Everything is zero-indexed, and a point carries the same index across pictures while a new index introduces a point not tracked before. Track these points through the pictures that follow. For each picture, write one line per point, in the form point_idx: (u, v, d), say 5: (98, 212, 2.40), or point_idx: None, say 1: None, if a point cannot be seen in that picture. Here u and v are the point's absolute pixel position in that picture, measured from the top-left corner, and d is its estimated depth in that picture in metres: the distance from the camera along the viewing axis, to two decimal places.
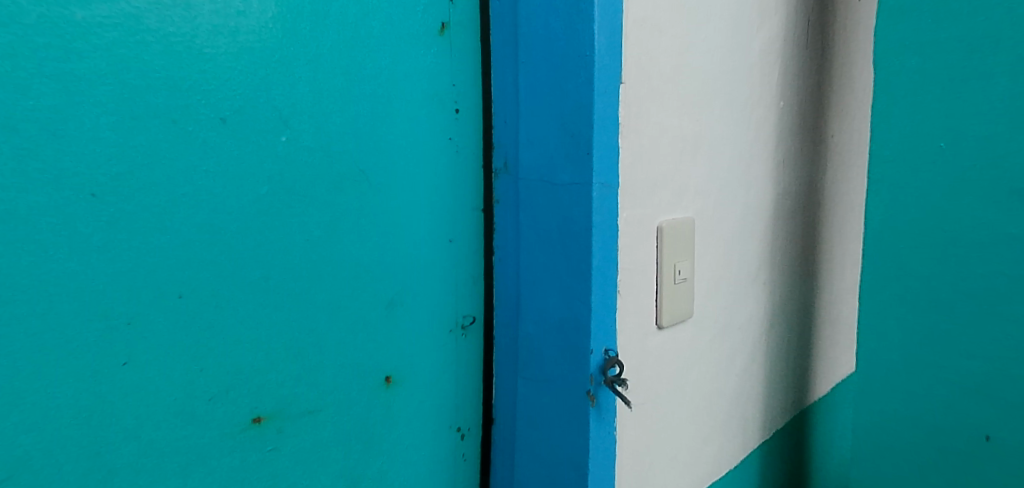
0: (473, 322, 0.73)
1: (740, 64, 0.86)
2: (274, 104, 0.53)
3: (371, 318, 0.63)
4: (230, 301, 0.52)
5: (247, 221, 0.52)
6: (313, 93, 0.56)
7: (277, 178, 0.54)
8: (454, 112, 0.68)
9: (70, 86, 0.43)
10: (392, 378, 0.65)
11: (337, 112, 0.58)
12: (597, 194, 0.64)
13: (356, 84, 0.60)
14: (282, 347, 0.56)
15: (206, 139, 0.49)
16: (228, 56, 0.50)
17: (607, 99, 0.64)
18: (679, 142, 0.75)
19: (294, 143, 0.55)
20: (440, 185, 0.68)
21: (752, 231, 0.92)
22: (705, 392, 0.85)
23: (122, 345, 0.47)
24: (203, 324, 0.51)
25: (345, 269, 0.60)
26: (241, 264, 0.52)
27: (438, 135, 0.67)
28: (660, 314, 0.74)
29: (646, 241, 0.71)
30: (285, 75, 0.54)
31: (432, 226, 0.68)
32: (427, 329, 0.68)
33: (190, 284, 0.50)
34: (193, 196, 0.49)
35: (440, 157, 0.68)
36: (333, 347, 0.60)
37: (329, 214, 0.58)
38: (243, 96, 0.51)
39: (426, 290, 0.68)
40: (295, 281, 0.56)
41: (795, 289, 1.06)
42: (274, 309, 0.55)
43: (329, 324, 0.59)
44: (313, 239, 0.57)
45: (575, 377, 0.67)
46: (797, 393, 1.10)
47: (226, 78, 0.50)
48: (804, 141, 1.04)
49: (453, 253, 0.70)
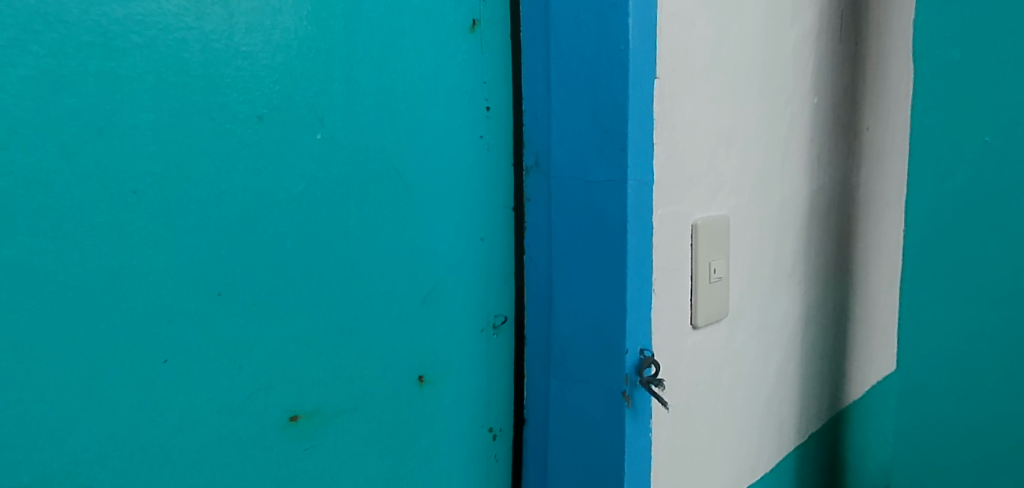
0: (504, 322, 0.72)
1: (774, 59, 0.85)
2: (309, 101, 0.53)
3: (405, 317, 0.63)
4: (267, 300, 0.52)
5: (284, 219, 0.53)
6: (347, 91, 0.56)
7: (312, 176, 0.54)
8: (484, 110, 0.68)
9: (114, 87, 0.44)
10: (424, 377, 0.65)
11: (371, 110, 0.58)
12: (631, 191, 0.63)
13: (389, 81, 0.59)
14: (318, 344, 0.56)
15: (243, 137, 0.50)
16: (265, 55, 0.50)
17: (642, 93, 0.63)
18: (714, 137, 0.74)
19: (328, 141, 0.55)
20: (471, 182, 0.67)
21: (787, 228, 0.90)
22: (741, 392, 0.83)
23: (163, 344, 0.47)
24: (241, 323, 0.51)
25: (379, 266, 0.60)
26: (277, 263, 0.52)
27: (470, 134, 0.67)
28: (695, 314, 0.73)
29: (680, 239, 0.70)
30: (319, 74, 0.54)
31: (464, 224, 0.67)
32: (460, 329, 0.68)
33: (229, 282, 0.50)
34: (231, 194, 0.49)
35: (472, 155, 0.67)
36: (367, 345, 0.60)
37: (364, 213, 0.58)
38: (280, 95, 0.52)
39: (457, 288, 0.67)
40: (330, 279, 0.56)
41: (830, 288, 1.03)
42: (310, 307, 0.55)
43: (365, 323, 0.59)
44: (349, 237, 0.57)
45: (610, 378, 0.66)
46: (834, 394, 1.07)
47: (263, 76, 0.50)
48: (839, 136, 1.02)
49: (484, 251, 0.70)
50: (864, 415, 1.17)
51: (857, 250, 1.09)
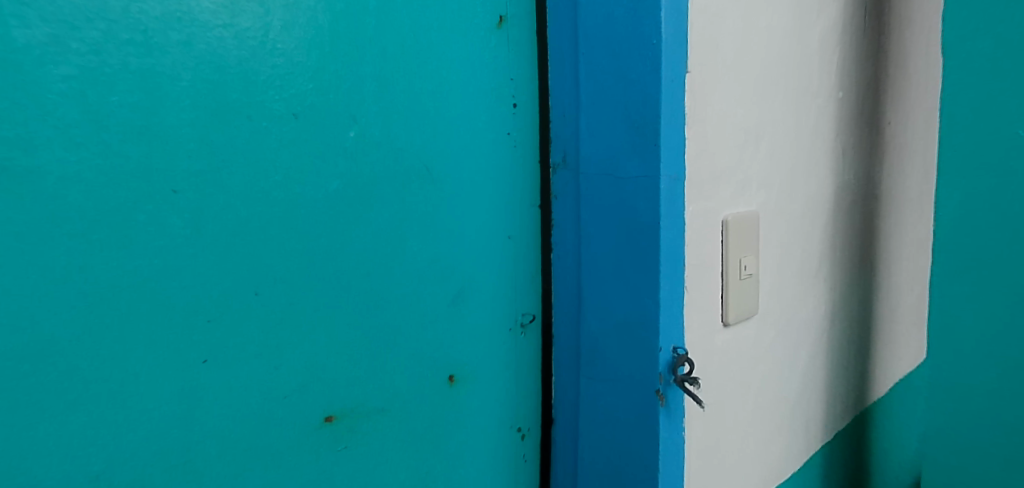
0: (532, 321, 0.72)
1: (800, 53, 0.84)
2: (343, 98, 0.53)
3: (436, 317, 0.62)
4: (302, 299, 0.51)
5: (320, 218, 0.52)
6: (380, 88, 0.56)
7: (346, 173, 0.53)
8: (511, 107, 0.67)
9: (155, 85, 0.43)
10: (454, 377, 0.64)
11: (403, 106, 0.57)
12: (664, 187, 0.62)
13: (420, 77, 0.59)
14: (353, 342, 0.55)
15: (279, 135, 0.49)
16: (300, 52, 0.50)
17: (674, 87, 0.62)
18: (743, 132, 0.73)
19: (361, 138, 0.54)
20: (500, 180, 0.67)
21: (813, 224, 0.89)
22: (770, 390, 0.82)
23: (201, 344, 0.46)
24: (278, 322, 0.50)
25: (411, 265, 0.59)
26: (311, 263, 0.52)
27: (498, 131, 0.66)
28: (725, 310, 0.72)
29: (711, 235, 0.69)
30: (353, 70, 0.53)
31: (492, 222, 0.67)
32: (489, 328, 0.67)
33: (265, 281, 0.49)
34: (267, 192, 0.49)
35: (500, 152, 0.67)
36: (400, 344, 0.59)
37: (397, 211, 0.58)
38: (314, 92, 0.51)
39: (486, 287, 0.67)
40: (364, 278, 0.55)
41: (854, 285, 1.02)
42: (343, 305, 0.54)
43: (398, 321, 0.59)
44: (382, 236, 0.57)
45: (643, 376, 0.65)
46: (859, 392, 1.06)
47: (298, 73, 0.50)
48: (863, 132, 1.01)
49: (512, 250, 0.69)
50: (887, 413, 1.16)
51: (880, 246, 1.08)
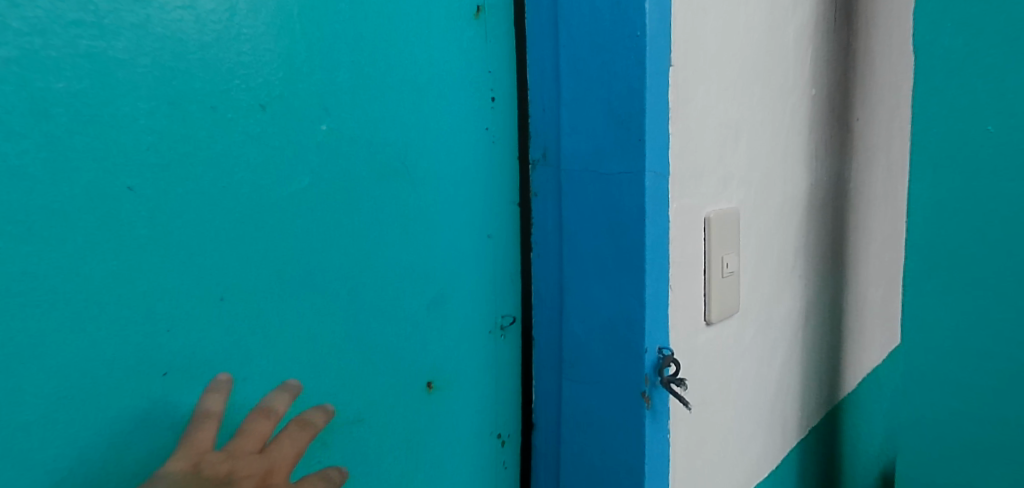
0: (512, 323, 0.69)
1: (776, 49, 0.83)
2: (314, 89, 0.50)
3: (413, 320, 0.59)
4: (273, 305, 0.48)
5: (291, 216, 0.49)
6: (353, 79, 0.52)
7: (318, 169, 0.50)
8: (490, 101, 0.65)
9: (107, 71, 0.39)
10: (433, 383, 0.62)
11: (378, 99, 0.54)
12: (649, 183, 0.60)
13: (395, 68, 0.56)
14: (330, 348, 0.52)
15: (246, 128, 0.45)
16: (269, 39, 0.46)
17: (658, 80, 0.60)
18: (724, 128, 0.72)
19: (334, 132, 0.51)
20: (478, 177, 0.64)
21: (789, 221, 0.89)
22: (750, 389, 0.82)
23: (161, 354, 0.42)
24: (246, 329, 0.47)
25: (388, 266, 0.56)
26: (282, 266, 0.48)
27: (476, 127, 0.63)
28: (708, 309, 0.71)
29: (694, 233, 0.68)
30: (324, 60, 0.50)
31: (471, 220, 0.64)
32: (469, 331, 0.65)
33: (231, 285, 0.45)
34: (233, 189, 0.45)
35: (478, 148, 0.64)
36: (378, 348, 0.56)
37: (373, 209, 0.54)
38: (283, 82, 0.47)
39: (466, 288, 0.64)
40: (339, 279, 0.52)
41: (826, 282, 1.02)
42: (318, 309, 0.51)
43: (375, 326, 0.56)
44: (357, 234, 0.53)
45: (628, 378, 0.63)
46: (831, 388, 1.07)
47: (266, 61, 0.46)
48: (834, 130, 1.01)
49: (492, 250, 0.66)
50: (857, 408, 1.17)
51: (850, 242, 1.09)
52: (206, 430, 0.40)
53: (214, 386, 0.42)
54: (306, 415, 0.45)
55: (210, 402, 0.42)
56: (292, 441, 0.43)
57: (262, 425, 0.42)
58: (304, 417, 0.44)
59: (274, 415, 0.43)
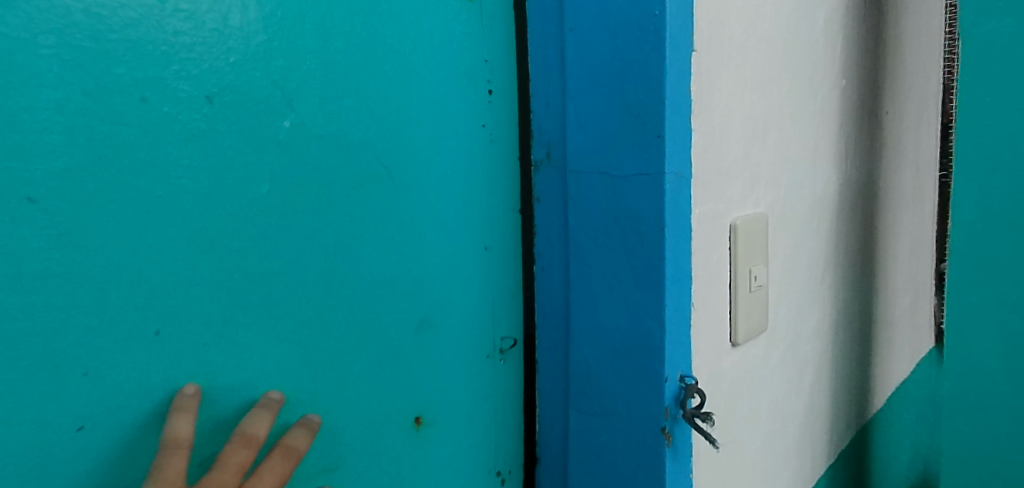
0: (513, 346, 0.62)
1: (804, 35, 0.74)
2: (275, 78, 0.41)
3: (399, 349, 0.51)
4: (226, 338, 0.40)
5: (248, 229, 0.40)
6: (323, 66, 0.44)
7: (280, 174, 0.42)
8: (486, 94, 0.57)
9: (0, 52, 0.31)
10: (422, 419, 0.53)
11: (353, 90, 0.46)
12: (670, 186, 0.52)
13: (375, 54, 0.47)
14: (298, 387, 0.44)
15: (188, 125, 0.37)
16: (216, 17, 0.38)
17: (680, 67, 0.52)
18: (750, 123, 0.63)
19: (300, 130, 0.43)
20: (474, 181, 0.56)
21: (819, 226, 0.80)
22: (778, 415, 0.73)
23: (78, 404, 0.34)
24: (192, 369, 0.38)
25: (368, 286, 0.48)
26: (236, 291, 0.40)
27: (470, 124, 0.55)
28: (735, 330, 0.63)
29: (719, 243, 0.59)
30: (287, 42, 0.42)
31: (464, 229, 0.56)
32: (464, 356, 0.57)
33: (171, 316, 0.37)
34: (172, 199, 0.37)
35: (472, 148, 0.56)
36: (357, 383, 0.48)
37: (349, 220, 0.46)
38: (236, 69, 0.39)
39: (459, 309, 0.56)
40: (309, 305, 0.44)
41: (855, 292, 0.94)
42: (283, 341, 0.43)
43: (354, 356, 0.47)
44: (332, 250, 0.45)
45: (645, 410, 0.55)
46: (861, 406, 0.98)
47: (212, 42, 0.38)
48: (864, 126, 0.93)
49: (489, 263, 0.58)
50: (888, 426, 1.08)
51: (880, 247, 1.00)
52: (177, 464, 0.34)
53: (181, 405, 0.36)
54: (289, 438, 0.39)
55: (178, 426, 0.35)
56: (273, 471, 0.37)
57: (240, 455, 0.36)
58: (288, 441, 0.39)
59: (255, 442, 0.37)
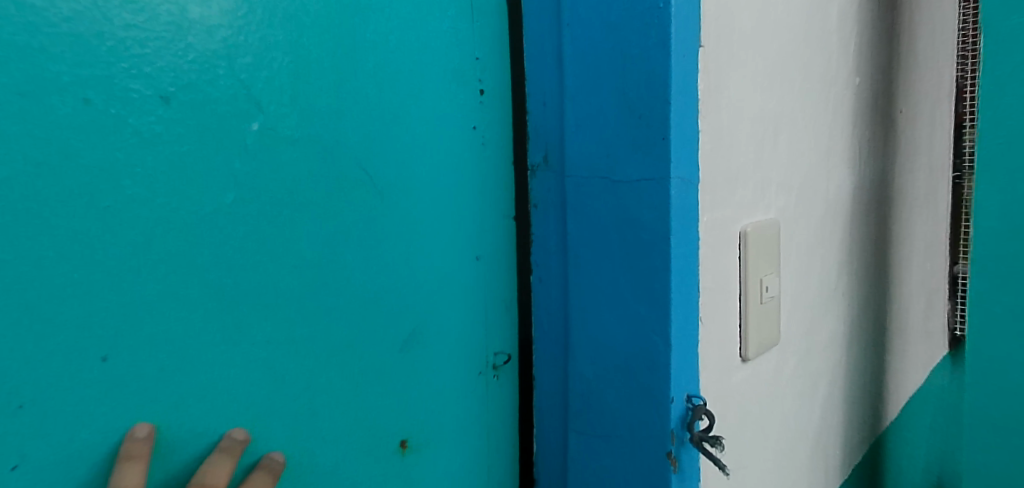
0: (507, 361, 0.57)
1: (817, 30, 0.71)
2: (240, 76, 0.37)
3: (383, 369, 0.47)
4: (184, 364, 0.36)
5: (210, 243, 0.36)
6: (294, 63, 0.40)
7: (247, 182, 0.38)
8: (479, 94, 0.53)
9: None
10: (408, 443, 0.49)
11: (330, 90, 0.42)
12: (676, 192, 0.48)
13: (353, 50, 0.43)
14: (268, 413, 0.40)
15: (141, 128, 0.33)
16: (172, 10, 0.34)
17: (686, 64, 0.48)
18: (762, 124, 0.59)
19: (270, 133, 0.39)
20: (465, 186, 0.52)
21: (832, 232, 0.77)
22: (790, 432, 0.69)
23: (10, 441, 0.30)
24: (144, 397, 0.34)
25: (347, 302, 0.44)
26: (195, 312, 0.36)
27: (460, 125, 0.51)
28: (745, 344, 0.59)
29: (727, 252, 0.55)
30: (255, 37, 0.38)
31: (453, 238, 0.52)
32: (454, 374, 0.53)
33: (121, 340, 0.33)
34: (122, 210, 0.33)
35: (463, 152, 0.52)
36: (336, 407, 0.44)
37: (327, 231, 0.42)
38: (195, 67, 0.35)
39: (448, 325, 0.52)
40: (281, 323, 0.40)
41: (868, 299, 0.90)
42: (251, 363, 0.39)
43: (332, 379, 0.43)
44: (307, 264, 0.41)
45: (650, 432, 0.51)
46: (874, 418, 0.94)
47: (167, 37, 0.34)
48: (878, 126, 0.89)
49: (481, 274, 0.54)
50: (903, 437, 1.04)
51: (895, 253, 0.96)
52: None
53: (131, 452, 0.33)
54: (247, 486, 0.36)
55: (127, 477, 0.32)
56: None
57: None
58: None
59: None
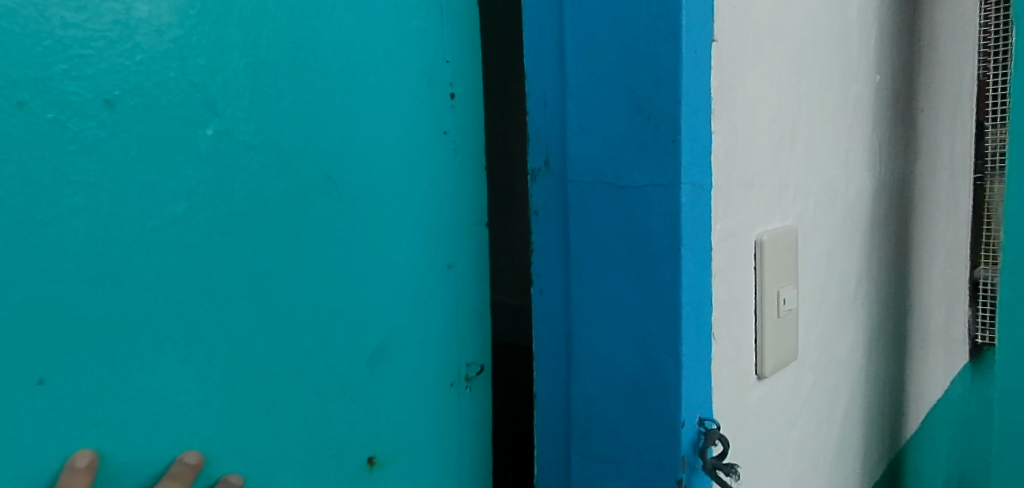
0: (480, 372, 0.53)
1: (837, 25, 0.67)
2: (193, 79, 0.34)
3: (354, 389, 0.44)
4: (129, 390, 0.33)
5: (157, 256, 0.33)
6: (253, 65, 0.36)
7: (204, 190, 0.35)
8: (448, 98, 0.49)
9: None
10: (375, 459, 0.46)
11: (293, 93, 0.38)
12: (687, 199, 0.45)
13: (318, 48, 0.40)
14: (226, 437, 0.37)
15: (83, 135, 0.30)
16: (116, 7, 0.31)
17: (699, 60, 0.45)
18: (779, 124, 0.56)
19: (227, 139, 0.35)
20: (436, 194, 0.48)
21: (852, 239, 0.73)
22: (808, 451, 0.65)
23: None
24: (84, 423, 0.31)
25: (314, 318, 0.41)
26: (142, 331, 0.33)
27: (432, 131, 0.47)
28: (762, 361, 0.55)
29: (742, 263, 0.51)
30: (211, 36, 0.34)
31: (426, 247, 0.48)
32: (426, 390, 0.49)
33: (58, 361, 0.30)
34: (59, 221, 0.30)
35: (434, 159, 0.48)
36: (302, 429, 0.41)
37: (290, 243, 0.39)
38: (142, 68, 0.32)
39: (424, 340, 0.48)
40: (237, 341, 0.37)
41: (888, 308, 0.86)
42: (205, 384, 0.36)
43: (297, 399, 0.40)
44: (268, 277, 0.38)
45: (658, 457, 0.48)
46: (893, 430, 0.90)
47: (111, 36, 0.31)
48: (899, 126, 0.85)
49: (453, 284, 0.51)
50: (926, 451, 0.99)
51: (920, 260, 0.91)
52: None
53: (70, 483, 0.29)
54: None
55: None
56: None
57: None
58: None
59: None
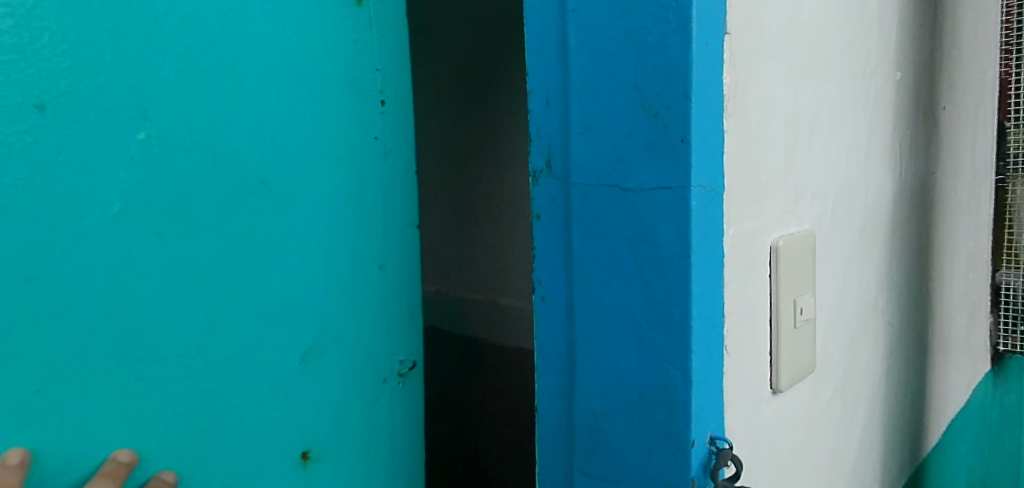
0: (413, 367, 0.50)
1: (855, 21, 0.63)
2: (127, 83, 0.32)
3: (295, 398, 0.42)
4: (65, 397, 0.31)
5: (84, 261, 0.31)
6: (184, 70, 0.35)
7: (136, 191, 0.33)
8: (380, 104, 0.46)
9: None
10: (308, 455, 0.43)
11: (229, 99, 0.37)
12: (697, 203, 0.42)
13: (256, 49, 0.38)
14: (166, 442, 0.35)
15: (13, 141, 0.29)
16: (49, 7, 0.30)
17: (710, 54, 0.42)
18: (795, 125, 0.52)
19: (159, 142, 0.34)
20: (376, 199, 0.46)
21: (871, 245, 0.69)
22: (826, 468, 0.62)
23: None
24: (17, 431, 0.29)
25: (255, 326, 0.39)
26: (76, 334, 0.31)
27: (360, 135, 0.45)
28: (777, 375, 0.51)
29: (756, 270, 0.48)
30: (143, 40, 0.33)
31: (360, 250, 0.45)
32: (373, 398, 0.47)
33: None
34: None
35: (360, 163, 0.45)
36: (243, 439, 0.39)
37: (224, 246, 0.37)
38: (74, 71, 0.30)
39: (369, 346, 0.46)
40: (176, 349, 0.35)
41: (911, 317, 0.82)
42: (143, 391, 0.34)
43: (242, 408, 0.38)
44: (204, 283, 0.36)
45: (665, 477, 0.45)
46: (915, 444, 0.86)
47: (42, 37, 0.29)
48: (922, 127, 0.80)
49: (386, 285, 0.48)
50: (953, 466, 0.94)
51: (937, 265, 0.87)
52: None
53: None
54: None
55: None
56: None
57: None
58: None
59: None
